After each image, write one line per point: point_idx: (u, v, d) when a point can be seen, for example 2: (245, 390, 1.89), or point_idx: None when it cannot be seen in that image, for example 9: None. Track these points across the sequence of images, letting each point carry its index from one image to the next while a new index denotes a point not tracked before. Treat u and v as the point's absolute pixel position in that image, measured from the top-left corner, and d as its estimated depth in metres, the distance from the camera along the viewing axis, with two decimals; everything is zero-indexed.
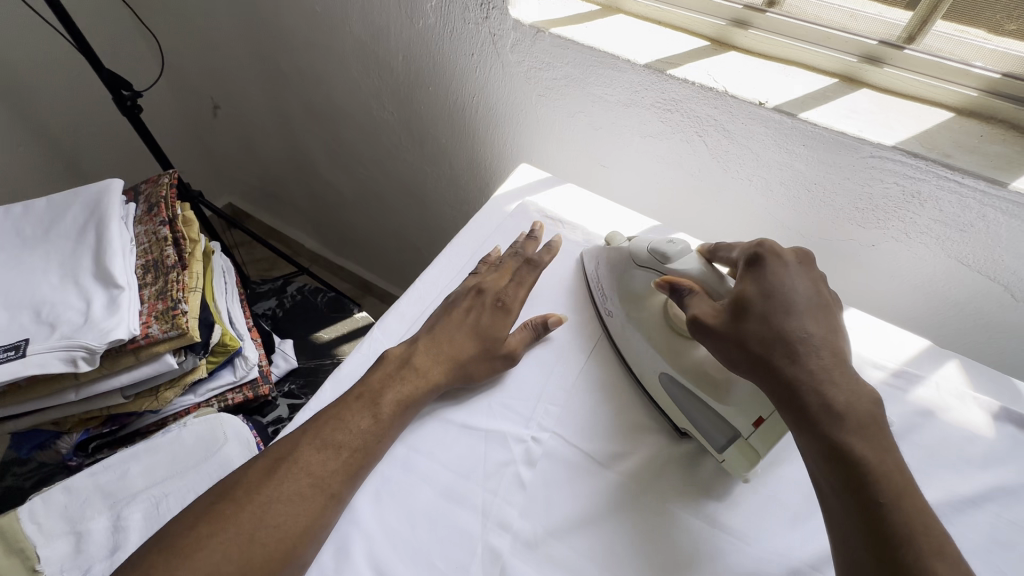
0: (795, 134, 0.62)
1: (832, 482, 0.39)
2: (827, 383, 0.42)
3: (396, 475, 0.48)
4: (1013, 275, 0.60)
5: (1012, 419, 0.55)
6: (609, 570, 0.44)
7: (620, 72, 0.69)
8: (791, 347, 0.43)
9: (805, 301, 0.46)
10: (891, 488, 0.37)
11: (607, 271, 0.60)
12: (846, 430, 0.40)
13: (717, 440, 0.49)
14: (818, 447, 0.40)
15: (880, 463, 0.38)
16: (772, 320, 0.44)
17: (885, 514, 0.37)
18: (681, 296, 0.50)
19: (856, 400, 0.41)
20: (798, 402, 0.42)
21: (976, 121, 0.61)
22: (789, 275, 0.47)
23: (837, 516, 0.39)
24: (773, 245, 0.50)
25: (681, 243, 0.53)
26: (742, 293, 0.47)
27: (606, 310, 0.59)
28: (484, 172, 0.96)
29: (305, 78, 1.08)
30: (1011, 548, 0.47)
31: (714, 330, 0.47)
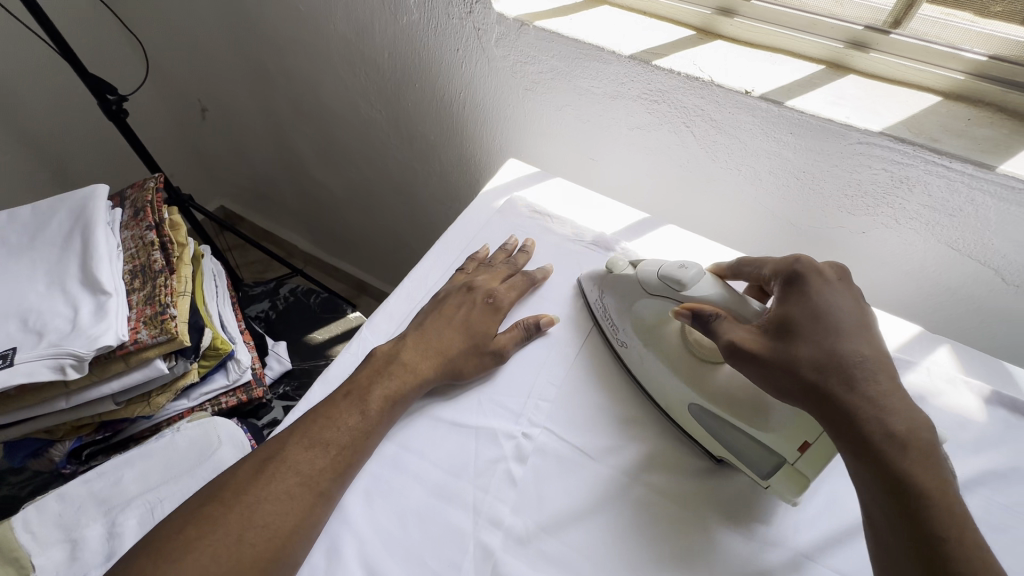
0: (781, 122, 0.62)
1: (890, 513, 0.37)
2: (884, 409, 0.40)
3: (386, 474, 0.48)
4: (1003, 259, 0.60)
5: (1003, 402, 0.55)
6: (603, 565, 0.44)
7: (605, 64, 0.68)
8: (848, 371, 0.41)
9: (852, 322, 0.45)
10: (953, 518, 0.36)
11: (615, 300, 0.57)
12: (910, 460, 0.38)
13: (761, 467, 0.46)
14: (879, 477, 0.38)
15: (941, 492, 0.37)
16: (821, 343, 0.43)
17: (949, 549, 0.35)
18: (707, 323, 0.47)
19: (915, 427, 0.39)
20: (858, 431, 0.39)
21: (964, 105, 0.60)
22: (834, 295, 0.46)
23: (896, 551, 0.37)
24: (810, 261, 0.49)
25: (692, 267, 0.51)
26: (785, 315, 0.46)
27: (619, 341, 0.56)
28: (473, 168, 0.96)
29: (292, 77, 1.07)
30: (1002, 531, 0.47)
31: (757, 357, 0.44)
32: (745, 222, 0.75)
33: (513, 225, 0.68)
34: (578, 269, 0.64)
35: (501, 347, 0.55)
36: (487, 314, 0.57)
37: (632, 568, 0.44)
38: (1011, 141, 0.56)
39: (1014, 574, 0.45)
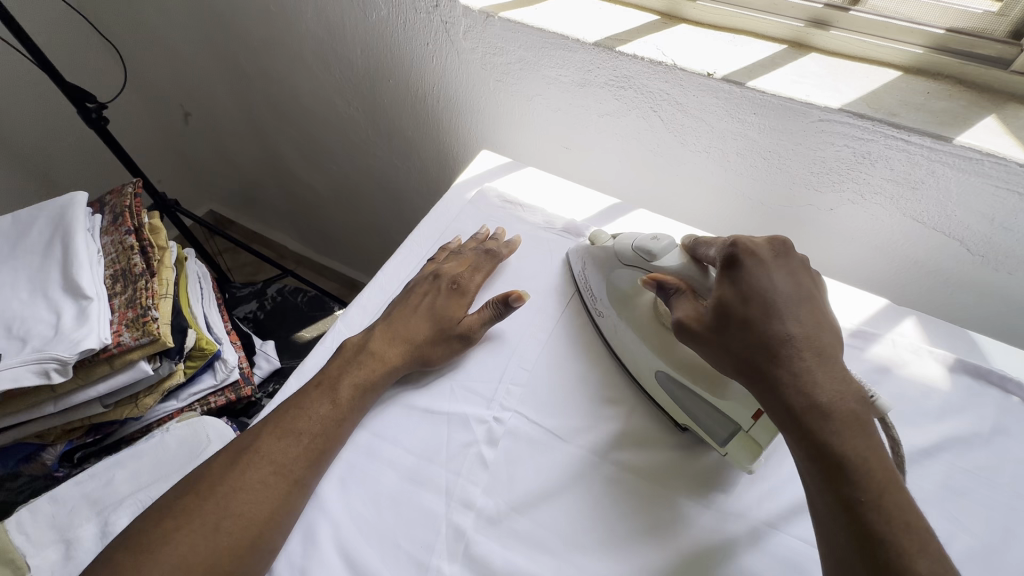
0: (745, 103, 0.63)
1: (817, 481, 0.39)
2: (810, 382, 0.41)
3: (360, 461, 0.50)
4: (968, 231, 0.61)
5: (967, 369, 0.56)
6: (573, 541, 0.45)
7: (571, 52, 0.69)
8: (774, 351, 0.42)
9: (786, 299, 0.44)
10: (873, 485, 0.37)
11: (595, 273, 0.58)
12: (833, 431, 0.39)
13: (717, 434, 0.48)
14: (805, 448, 0.39)
15: (863, 459, 0.37)
16: (752, 326, 0.43)
17: (868, 514, 0.36)
18: (668, 294, 0.49)
19: (840, 399, 0.40)
20: (786, 405, 0.41)
21: (924, 79, 0.61)
22: (768, 272, 0.45)
23: (825, 517, 0.38)
24: (746, 240, 0.48)
25: (665, 239, 0.53)
26: (722, 300, 0.45)
27: (597, 310, 0.58)
28: (450, 161, 0.97)
29: (268, 78, 1.07)
30: (962, 494, 0.48)
31: (696, 338, 0.46)
32: (718, 203, 0.75)
33: (485, 216, 0.69)
34: (548, 255, 0.65)
35: (468, 326, 0.55)
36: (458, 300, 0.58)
37: (601, 543, 0.45)
38: (969, 113, 0.57)
39: (973, 534, 0.46)
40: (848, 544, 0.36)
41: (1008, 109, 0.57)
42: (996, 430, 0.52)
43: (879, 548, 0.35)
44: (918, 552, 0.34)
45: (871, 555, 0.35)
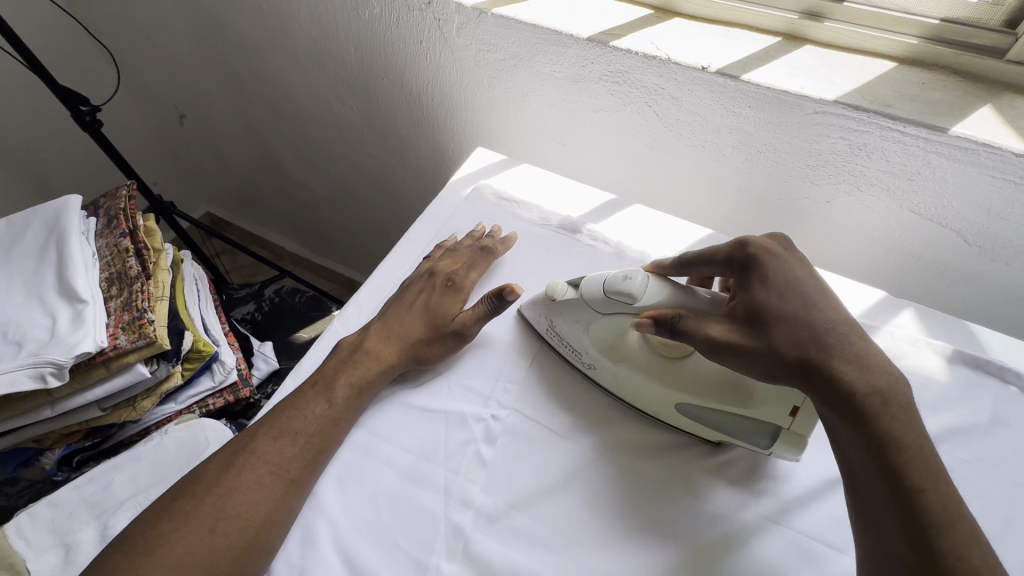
0: (740, 96, 0.62)
1: (867, 470, 0.38)
2: (865, 368, 0.41)
3: (358, 460, 0.49)
4: (964, 221, 0.61)
5: (966, 360, 0.55)
6: (572, 538, 0.45)
7: (565, 48, 0.69)
8: (824, 343, 0.42)
9: (814, 292, 0.46)
10: (928, 472, 0.37)
11: (567, 325, 0.53)
12: (888, 418, 0.38)
13: (760, 441, 0.47)
14: (862, 435, 0.39)
15: (919, 446, 0.37)
16: (793, 321, 0.43)
17: (924, 500, 0.35)
18: (672, 329, 0.46)
19: (893, 386, 0.40)
20: (841, 394, 0.40)
21: (919, 69, 0.60)
22: (790, 267, 0.47)
23: (875, 505, 0.37)
24: (756, 239, 0.49)
25: (636, 275, 0.49)
26: (754, 300, 0.45)
27: (585, 363, 0.53)
28: (446, 159, 0.96)
29: (262, 79, 1.07)
30: (961, 485, 0.48)
31: (739, 350, 0.44)
32: (714, 197, 0.75)
33: (480, 213, 0.69)
34: (545, 252, 0.65)
35: (466, 325, 0.54)
36: (449, 304, 0.57)
37: (600, 539, 0.45)
38: (964, 103, 0.57)
39: None
40: (900, 530, 0.35)
41: (1003, 98, 0.57)
42: (994, 420, 0.52)
43: (932, 535, 0.34)
44: (972, 540, 0.34)
45: (928, 542, 0.34)
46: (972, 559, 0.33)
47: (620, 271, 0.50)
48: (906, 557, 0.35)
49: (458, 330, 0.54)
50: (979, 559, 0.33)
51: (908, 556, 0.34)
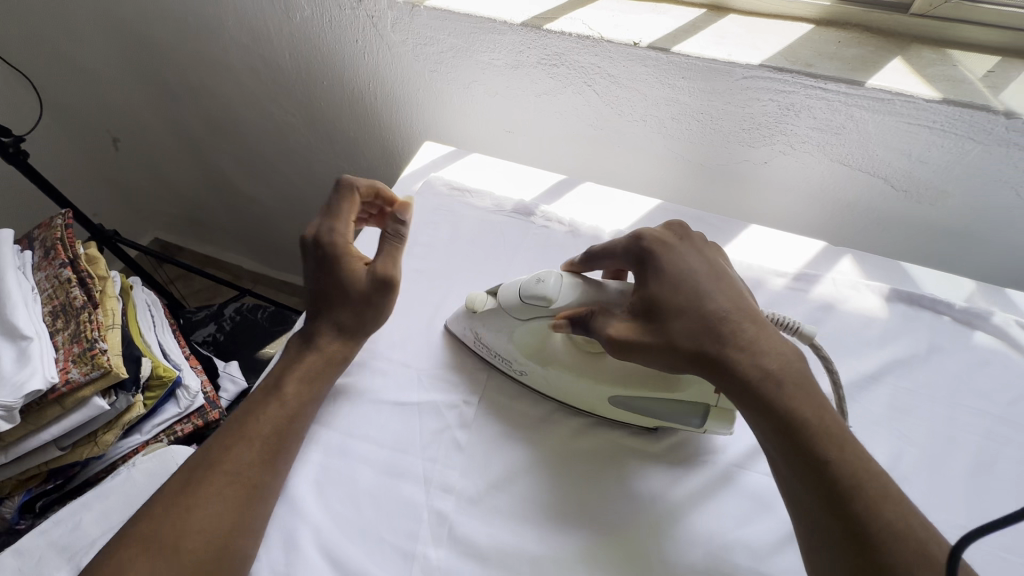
0: (673, 68, 0.64)
1: (781, 451, 0.40)
2: (755, 353, 0.42)
3: (334, 462, 0.49)
4: (889, 167, 0.65)
5: (902, 297, 0.59)
6: (552, 508, 0.46)
7: (500, 35, 0.69)
8: (718, 331, 0.43)
9: (707, 280, 0.46)
10: (831, 441, 0.38)
11: (492, 333, 0.52)
12: (786, 396, 0.40)
13: (692, 419, 0.48)
14: (768, 422, 0.40)
15: (821, 421, 0.39)
16: (688, 312, 0.44)
17: (833, 471, 0.37)
18: (587, 327, 0.46)
19: (786, 362, 0.42)
20: (740, 381, 0.41)
21: (835, 29, 0.64)
22: (682, 256, 0.47)
23: (795, 484, 0.39)
24: (649, 233, 0.49)
25: (549, 276, 0.49)
26: (649, 295, 0.45)
27: (515, 369, 0.53)
28: (396, 157, 0.96)
29: (197, 93, 1.04)
30: (907, 411, 0.52)
31: (641, 350, 0.44)
32: (661, 168, 0.77)
33: (434, 206, 0.68)
34: (500, 238, 0.65)
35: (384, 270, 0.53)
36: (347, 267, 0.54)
37: (579, 506, 0.46)
38: (877, 57, 0.60)
39: (919, 446, 0.50)
40: (819, 506, 0.37)
41: (913, 50, 0.61)
42: (931, 349, 0.56)
43: (845, 504, 0.37)
44: (882, 498, 0.37)
45: (845, 515, 0.36)
46: (883, 518, 0.36)
47: (535, 273, 0.50)
48: (829, 530, 0.37)
49: (376, 279, 0.53)
50: (890, 517, 0.36)
51: (830, 526, 0.37)
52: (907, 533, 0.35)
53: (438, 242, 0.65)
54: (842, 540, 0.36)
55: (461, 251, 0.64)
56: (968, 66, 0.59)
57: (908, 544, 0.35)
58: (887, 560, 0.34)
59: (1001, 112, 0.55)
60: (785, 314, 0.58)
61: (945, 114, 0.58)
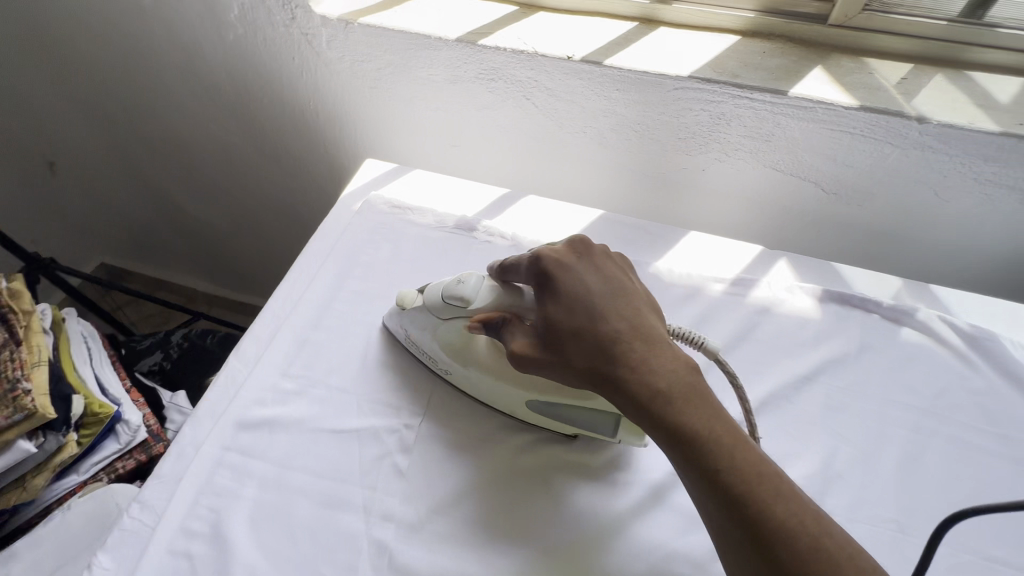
0: (607, 80, 0.65)
1: (678, 461, 0.40)
2: (647, 370, 0.42)
3: (269, 496, 0.47)
4: (818, 172, 0.67)
5: (833, 297, 0.61)
6: (494, 530, 0.46)
7: (436, 51, 0.69)
8: (610, 350, 0.43)
9: (602, 296, 0.46)
10: (723, 447, 0.39)
11: (419, 330, 0.54)
12: (676, 408, 0.41)
13: (606, 428, 0.49)
14: (662, 434, 0.41)
15: (709, 428, 0.40)
16: (584, 333, 0.44)
17: (724, 478, 0.38)
18: (497, 330, 0.49)
19: (676, 374, 0.42)
20: (631, 398, 0.42)
21: (760, 40, 0.66)
22: (579, 275, 0.47)
23: (694, 494, 0.40)
24: (547, 252, 0.49)
25: (471, 277, 0.51)
26: (548, 317, 0.46)
27: (443, 369, 0.53)
28: (344, 173, 0.94)
29: (134, 113, 1.00)
30: (840, 409, 0.54)
31: (540, 368, 0.45)
32: (605, 177, 0.78)
33: (374, 225, 0.67)
34: (442, 256, 0.65)
35: None
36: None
37: (521, 526, 0.46)
38: (799, 67, 0.62)
39: (852, 444, 0.51)
40: (718, 513, 0.38)
41: (833, 59, 0.63)
42: (862, 347, 0.58)
43: (741, 507, 0.37)
44: (772, 501, 0.37)
45: (741, 521, 0.37)
46: (775, 521, 0.36)
47: (458, 276, 0.53)
48: (729, 538, 0.37)
49: None
50: (781, 519, 0.36)
51: (731, 531, 0.37)
52: (798, 532, 0.36)
53: (378, 261, 0.64)
54: (740, 546, 0.37)
55: (401, 270, 0.63)
56: (884, 74, 0.62)
57: (799, 545, 0.35)
58: (780, 556, 0.35)
59: (913, 118, 0.58)
60: (722, 320, 0.60)
61: (864, 120, 0.60)
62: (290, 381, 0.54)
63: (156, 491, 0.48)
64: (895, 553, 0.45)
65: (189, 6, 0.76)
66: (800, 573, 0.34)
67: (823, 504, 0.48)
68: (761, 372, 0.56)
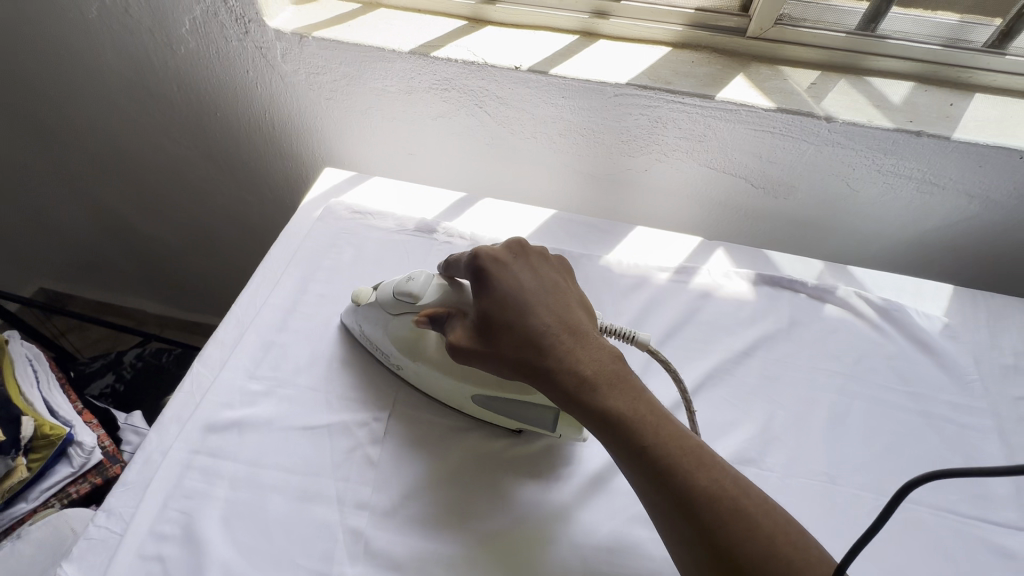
0: (554, 89, 0.70)
1: (609, 441, 0.44)
2: (574, 360, 0.46)
3: (241, 495, 0.48)
4: (747, 169, 0.74)
5: (766, 280, 0.67)
6: (465, 510, 0.48)
7: (391, 63, 0.72)
8: (541, 345, 0.47)
9: (533, 294, 0.50)
10: (646, 426, 0.44)
11: (371, 326, 0.56)
12: (603, 393, 0.45)
13: (546, 423, 0.51)
14: (591, 418, 0.45)
15: (633, 411, 0.44)
16: (516, 328, 0.48)
17: (651, 452, 0.42)
18: (442, 325, 0.50)
19: (603, 362, 0.47)
20: (562, 387, 0.46)
21: (689, 50, 0.72)
22: (512, 274, 0.50)
23: (627, 471, 0.44)
24: (485, 251, 0.51)
25: (420, 275, 0.54)
26: (484, 314, 0.49)
27: (393, 364, 0.55)
28: (302, 184, 0.95)
29: (76, 128, 0.97)
30: (775, 379, 0.59)
31: (474, 358, 0.48)
32: (558, 180, 0.82)
33: (335, 230, 0.69)
34: (404, 258, 0.67)
35: None
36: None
37: (490, 504, 0.49)
38: (724, 75, 0.69)
39: (788, 409, 0.57)
40: (647, 485, 0.42)
41: (753, 68, 0.71)
42: (792, 322, 0.64)
43: (666, 478, 0.41)
44: (695, 469, 0.41)
45: (667, 490, 0.41)
46: (698, 486, 0.41)
47: (409, 274, 0.55)
48: (659, 506, 0.41)
49: None
50: (703, 483, 0.41)
51: (660, 500, 0.41)
52: (718, 494, 0.40)
53: (342, 264, 0.66)
54: (671, 513, 0.41)
55: (365, 272, 0.65)
56: (796, 80, 0.70)
57: (723, 506, 0.40)
58: (705, 516, 0.39)
59: (823, 118, 0.65)
60: (667, 305, 0.65)
61: (782, 121, 0.67)
62: (258, 383, 0.55)
63: (123, 499, 0.48)
64: (826, 501, 0.51)
65: (138, 21, 0.76)
66: (720, 529, 0.39)
67: (763, 462, 0.53)
68: (705, 350, 0.61)
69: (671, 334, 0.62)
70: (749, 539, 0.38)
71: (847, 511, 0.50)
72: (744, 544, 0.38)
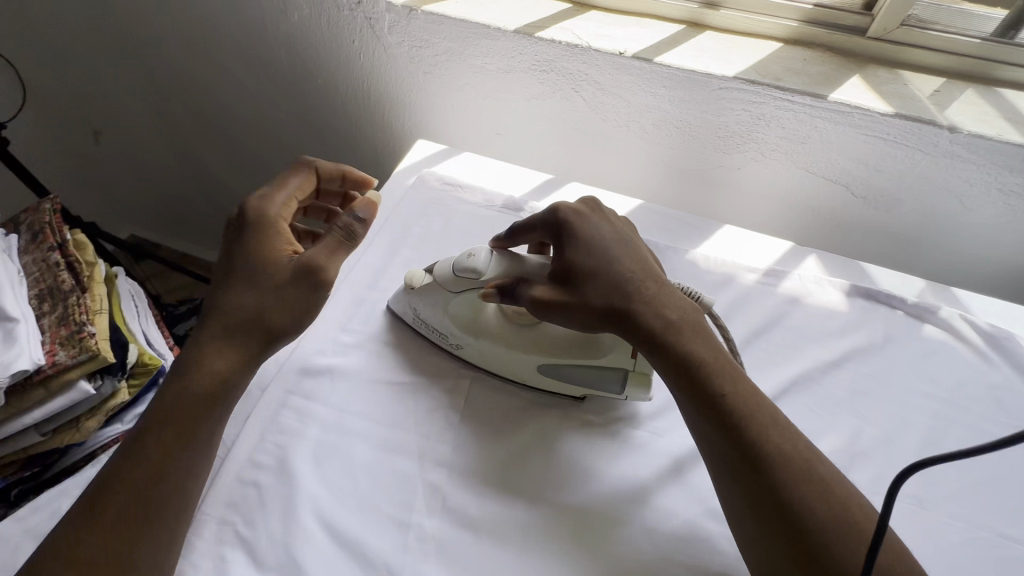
0: (656, 78, 0.69)
1: (685, 390, 0.46)
2: (659, 307, 0.48)
3: (330, 437, 0.51)
4: (850, 175, 0.71)
5: (861, 292, 0.64)
6: (540, 481, 0.49)
7: (494, 41, 0.73)
8: (628, 291, 0.49)
9: (616, 245, 0.52)
10: (726, 376, 0.45)
11: (428, 308, 0.56)
12: (686, 339, 0.47)
13: (614, 386, 0.53)
14: (670, 364, 0.47)
15: (714, 359, 0.46)
16: (602, 274, 0.50)
17: (730, 403, 0.44)
18: (513, 295, 0.50)
19: (684, 313, 0.49)
20: (646, 331, 0.47)
21: (800, 48, 0.69)
22: (595, 226, 0.53)
23: (699, 423, 0.45)
24: (566, 207, 0.54)
25: (479, 251, 0.53)
26: (568, 261, 0.50)
27: (453, 344, 0.56)
28: (388, 155, 0.98)
29: (187, 85, 1.04)
30: (864, 393, 0.57)
31: (557, 310, 0.49)
32: (645, 170, 0.82)
33: (426, 200, 0.71)
34: (490, 233, 0.68)
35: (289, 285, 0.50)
36: (244, 288, 0.49)
37: (563, 479, 0.50)
38: (838, 75, 0.66)
39: (877, 426, 0.55)
40: (720, 436, 0.43)
41: (870, 70, 0.67)
42: (886, 338, 0.61)
43: (742, 430, 0.43)
44: (769, 426, 0.43)
45: (743, 443, 0.42)
46: (772, 443, 0.42)
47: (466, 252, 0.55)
48: (732, 458, 0.42)
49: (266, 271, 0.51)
50: (778, 441, 0.42)
51: (732, 453, 0.42)
52: (792, 453, 0.42)
53: (431, 232, 0.68)
54: (744, 468, 0.42)
55: (452, 242, 0.67)
56: (918, 86, 0.66)
57: (794, 466, 0.41)
58: (776, 474, 0.41)
59: (945, 127, 0.62)
60: (753, 307, 0.63)
61: (898, 127, 0.64)
62: (349, 335, 0.58)
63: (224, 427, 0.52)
64: (914, 525, 0.49)
65: None
66: (795, 488, 0.40)
67: (848, 476, 0.51)
68: (790, 356, 0.59)
69: (756, 337, 0.61)
70: (820, 504, 0.39)
71: (935, 538, 0.48)
72: (814, 508, 0.39)
